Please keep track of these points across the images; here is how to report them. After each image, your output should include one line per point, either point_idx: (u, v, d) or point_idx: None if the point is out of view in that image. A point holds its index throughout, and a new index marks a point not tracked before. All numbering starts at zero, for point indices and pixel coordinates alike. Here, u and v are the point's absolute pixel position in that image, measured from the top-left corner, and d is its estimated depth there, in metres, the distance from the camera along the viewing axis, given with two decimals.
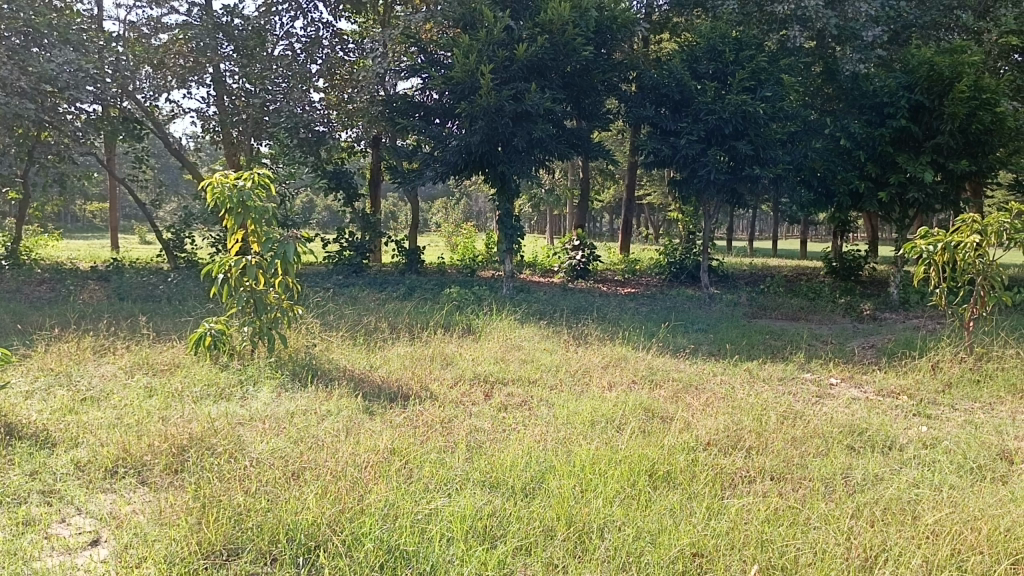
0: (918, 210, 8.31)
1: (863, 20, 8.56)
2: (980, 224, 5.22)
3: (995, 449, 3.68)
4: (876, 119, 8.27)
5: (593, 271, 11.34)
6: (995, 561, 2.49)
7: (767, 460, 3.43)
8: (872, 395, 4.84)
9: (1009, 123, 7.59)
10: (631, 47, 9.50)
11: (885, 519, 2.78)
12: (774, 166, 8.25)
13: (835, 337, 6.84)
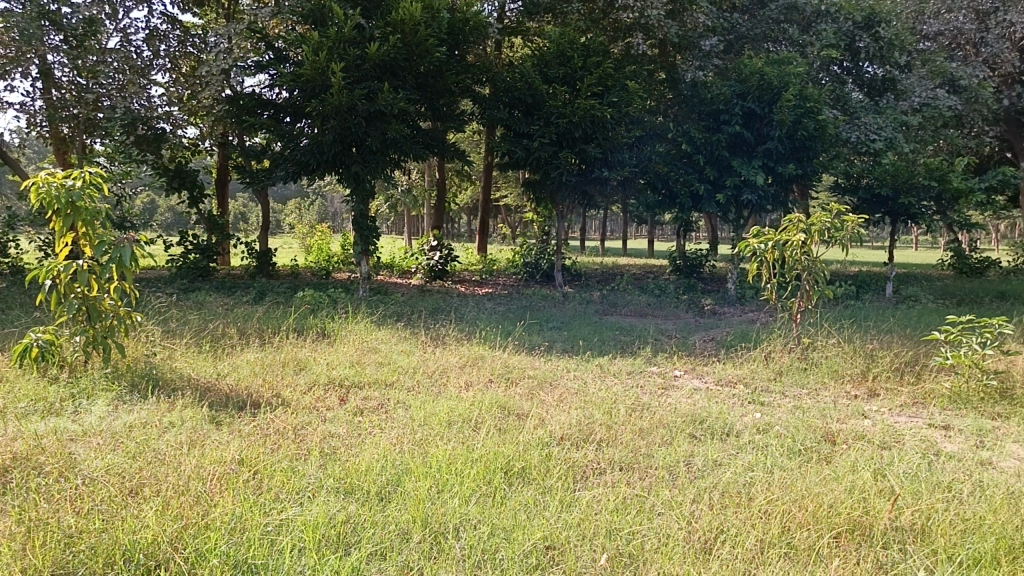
0: (752, 210, 8.87)
1: (701, 30, 9.02)
2: (805, 224, 5.63)
3: (820, 431, 3.97)
4: (713, 124, 8.75)
5: (450, 272, 11.37)
6: (820, 535, 2.68)
7: (616, 452, 3.55)
8: (712, 385, 5.13)
9: (830, 130, 8.23)
10: (484, 49, 9.58)
11: (723, 502, 2.95)
12: (620, 168, 8.57)
13: (679, 332, 7.18)
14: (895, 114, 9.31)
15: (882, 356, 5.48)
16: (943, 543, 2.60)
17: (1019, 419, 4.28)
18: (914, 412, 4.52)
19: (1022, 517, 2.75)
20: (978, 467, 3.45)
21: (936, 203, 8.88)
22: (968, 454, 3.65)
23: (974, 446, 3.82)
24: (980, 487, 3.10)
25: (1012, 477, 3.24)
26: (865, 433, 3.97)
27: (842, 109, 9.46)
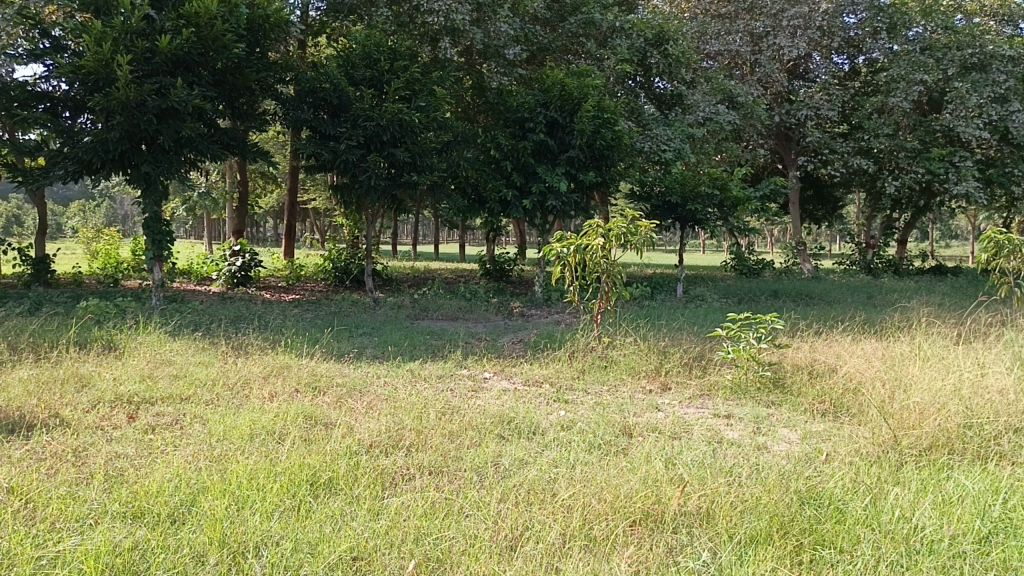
0: (556, 215, 9.19)
1: (505, 39, 9.11)
2: (603, 229, 5.90)
3: (618, 426, 4.17)
4: (518, 132, 8.97)
5: (254, 278, 10.90)
6: (618, 525, 2.80)
7: (425, 456, 3.53)
8: (519, 386, 5.24)
9: (625, 140, 8.71)
10: (286, 47, 9.24)
11: (529, 500, 3.01)
12: (429, 173, 8.59)
13: (489, 334, 7.31)
14: (682, 126, 10.02)
15: (673, 352, 5.85)
16: (725, 524, 2.80)
17: (790, 406, 4.73)
18: (701, 403, 4.85)
19: (792, 495, 3.01)
20: (755, 451, 3.77)
21: (719, 210, 9.66)
22: (746, 440, 3.98)
23: (751, 432, 4.17)
24: (756, 469, 3.37)
25: (782, 459, 3.56)
26: (659, 424, 4.22)
27: (636, 120, 10.02)
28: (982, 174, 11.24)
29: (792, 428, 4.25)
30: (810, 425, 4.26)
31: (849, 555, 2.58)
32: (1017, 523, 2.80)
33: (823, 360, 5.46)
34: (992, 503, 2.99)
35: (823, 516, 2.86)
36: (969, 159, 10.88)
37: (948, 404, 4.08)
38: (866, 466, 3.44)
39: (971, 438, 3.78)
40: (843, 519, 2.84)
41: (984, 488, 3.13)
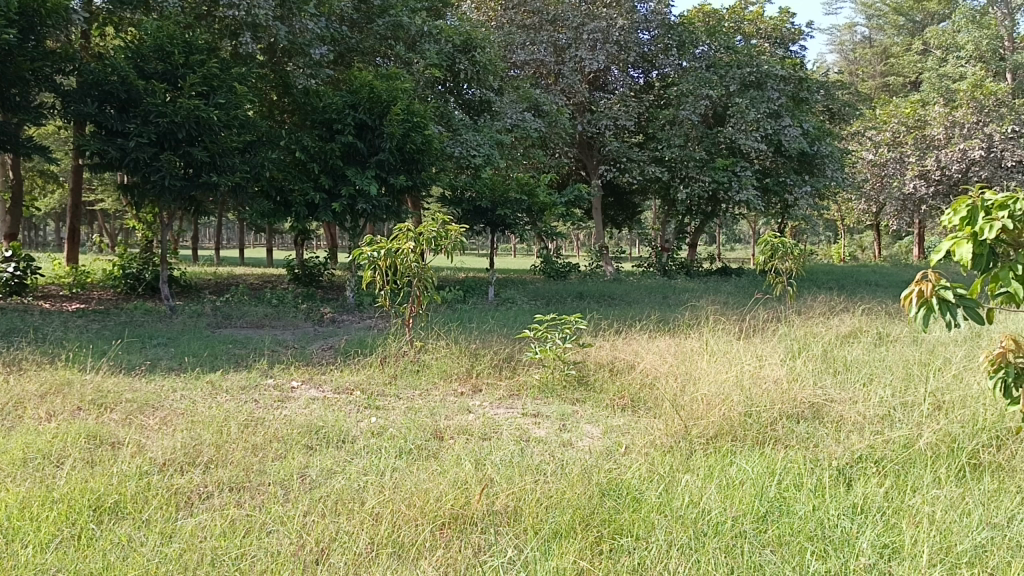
0: (366, 219, 9.07)
1: (310, 38, 8.70)
2: (413, 234, 5.85)
3: (429, 430, 4.14)
4: (326, 133, 8.75)
5: (31, 286, 9.89)
6: (427, 529, 2.78)
7: (226, 472, 3.33)
8: (328, 394, 5.09)
9: (435, 145, 8.74)
10: (65, 34, 8.43)
11: (336, 510, 2.92)
12: (231, 174, 8.18)
13: (297, 342, 7.06)
14: (491, 132, 10.18)
15: (484, 354, 5.92)
16: (530, 520, 2.85)
17: (593, 402, 4.92)
18: (511, 404, 4.94)
19: (594, 488, 3.12)
20: (560, 448, 3.88)
21: (527, 215, 9.93)
22: (552, 437, 4.09)
23: (558, 429, 4.29)
24: (561, 465, 3.46)
25: (586, 454, 3.69)
26: (469, 426, 4.24)
27: (446, 125, 10.08)
28: (761, 183, 12.30)
29: (596, 424, 4.43)
30: (612, 420, 4.46)
31: (644, 541, 2.71)
32: (790, 501, 3.07)
33: (624, 357, 5.74)
34: (769, 483, 3.26)
35: (622, 506, 2.98)
36: (749, 169, 11.85)
37: (732, 395, 4.41)
38: (660, 456, 3.63)
39: (751, 425, 4.11)
40: (641, 508, 2.97)
41: (763, 470, 3.41)
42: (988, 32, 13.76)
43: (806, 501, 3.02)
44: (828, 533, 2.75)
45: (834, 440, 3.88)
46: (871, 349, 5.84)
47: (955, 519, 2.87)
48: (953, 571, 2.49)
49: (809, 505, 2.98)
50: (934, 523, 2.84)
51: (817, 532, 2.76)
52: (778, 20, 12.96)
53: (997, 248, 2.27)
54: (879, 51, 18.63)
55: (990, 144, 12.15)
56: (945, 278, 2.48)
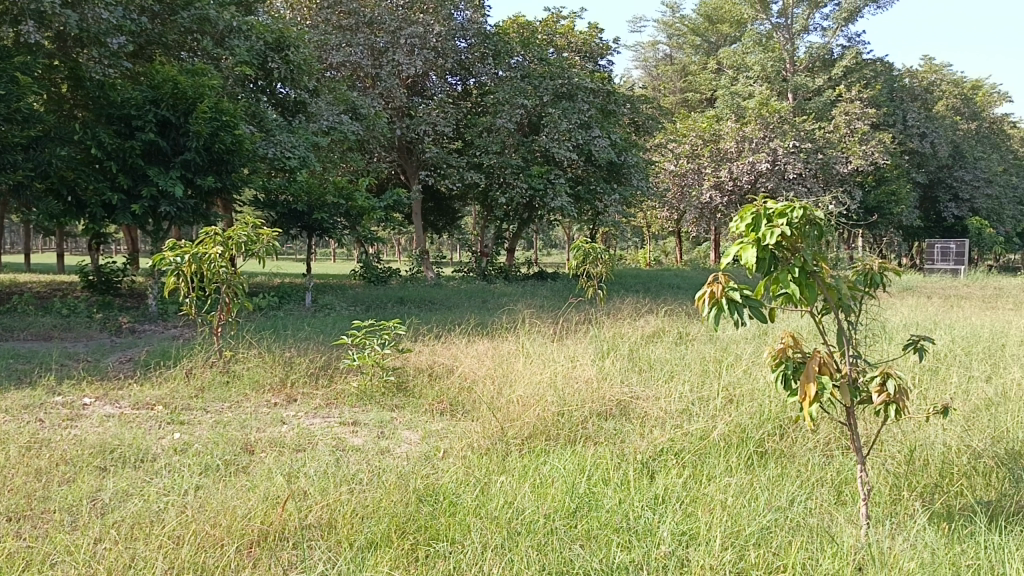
0: (171, 222, 8.54)
1: (106, 28, 7.90)
2: (221, 238, 5.53)
3: (238, 444, 3.94)
4: (124, 130, 8.12)
5: None
6: (234, 549, 2.64)
7: (3, 501, 3.00)
8: (126, 410, 4.71)
9: (246, 146, 8.38)
10: None
11: (132, 535, 2.71)
12: (13, 174, 7.57)
13: (91, 354, 6.51)
14: (306, 134, 9.88)
15: (298, 363, 5.72)
16: (344, 531, 2.77)
17: (411, 407, 4.88)
18: (327, 413, 4.81)
19: (410, 494, 3.08)
20: (377, 455, 3.82)
21: (345, 219, 9.76)
22: (369, 445, 4.02)
23: (375, 437, 4.22)
24: (377, 473, 3.40)
25: (403, 461, 3.64)
26: (281, 438, 4.08)
27: (257, 125, 9.52)
28: (572, 190, 12.67)
29: (414, 430, 4.40)
30: (430, 425, 4.45)
31: (459, 545, 2.71)
32: (598, 496, 3.19)
33: (442, 362, 5.76)
34: (579, 480, 3.37)
35: (439, 511, 2.98)
36: (562, 177, 12.26)
37: (546, 396, 4.53)
38: (477, 459, 3.66)
39: (563, 424, 4.24)
40: (456, 511, 2.98)
41: (574, 468, 3.52)
42: (772, 55, 15.08)
43: (613, 495, 3.15)
44: (632, 523, 2.88)
45: (640, 435, 4.08)
46: (672, 348, 6.21)
47: (744, 504, 3.10)
48: (742, 552, 2.68)
49: (616, 499, 3.11)
50: (726, 508, 3.05)
51: (623, 524, 2.88)
52: (587, 35, 13.48)
53: (778, 253, 2.45)
54: (678, 69, 19.86)
55: (775, 157, 13.40)
56: (733, 280, 2.65)
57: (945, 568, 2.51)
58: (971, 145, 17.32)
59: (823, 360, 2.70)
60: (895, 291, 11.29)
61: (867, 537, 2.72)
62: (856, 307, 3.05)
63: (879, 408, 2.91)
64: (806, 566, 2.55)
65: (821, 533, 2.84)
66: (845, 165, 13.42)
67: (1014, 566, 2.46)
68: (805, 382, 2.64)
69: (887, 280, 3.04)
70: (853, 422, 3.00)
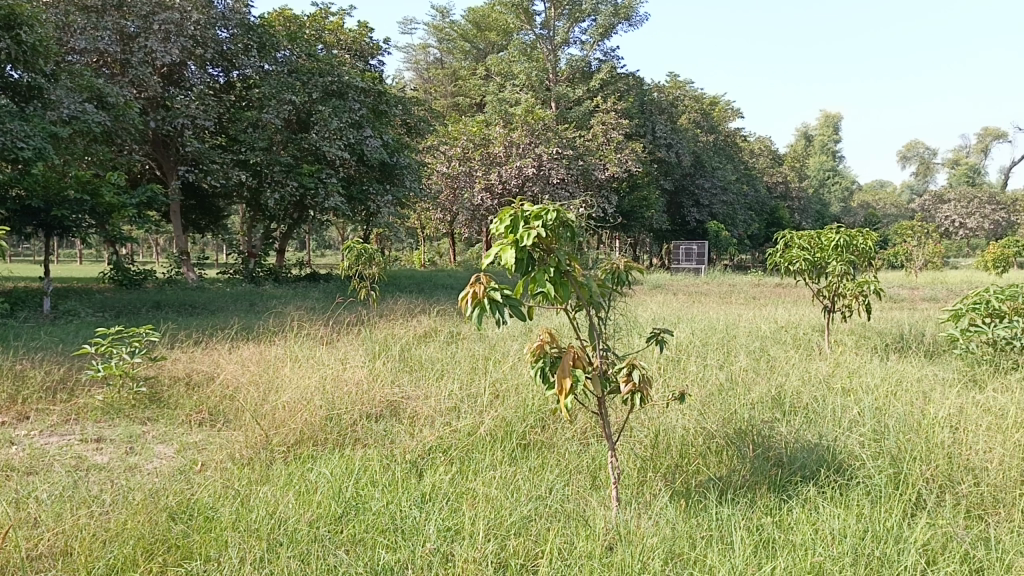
0: None
1: None
2: None
3: None
4: None
5: None
6: None
7: None
8: None
9: None
10: None
11: None
12: None
13: None
14: (43, 123, 8.47)
15: (32, 376, 5.14)
16: (82, 559, 2.51)
17: (166, 419, 4.54)
18: (66, 430, 4.35)
19: (160, 513, 2.86)
20: (124, 473, 3.51)
21: (90, 216, 8.94)
22: (114, 463, 3.69)
23: (123, 453, 3.89)
24: (123, 493, 3.12)
25: (154, 477, 3.37)
26: (8, 460, 3.63)
27: None
28: (345, 190, 12.37)
29: (168, 443, 4.10)
30: (187, 437, 4.16)
31: (215, 562, 2.55)
32: (366, 498, 3.13)
33: (202, 369, 5.42)
34: (346, 485, 3.29)
35: (193, 528, 2.78)
36: (334, 176, 11.99)
37: (313, 400, 4.40)
38: (237, 470, 3.47)
39: (332, 428, 4.15)
40: (212, 528, 2.80)
41: (340, 473, 3.43)
42: (536, 65, 15.73)
43: (381, 496, 3.11)
44: (399, 524, 2.86)
45: (409, 435, 4.07)
46: (442, 347, 6.28)
47: (507, 496, 3.19)
48: (503, 543, 2.75)
49: (383, 500, 3.07)
50: (489, 501, 3.12)
51: (389, 525, 2.86)
52: (356, 33, 13.52)
53: (535, 254, 2.55)
54: (449, 73, 20.19)
55: (540, 162, 13.92)
56: (493, 281, 2.71)
57: (683, 540, 2.72)
58: (710, 156, 19.18)
59: (578, 355, 2.82)
60: (648, 289, 12.26)
61: (617, 518, 2.88)
62: (606, 304, 3.24)
63: (627, 398, 3.10)
64: (563, 550, 2.66)
65: (577, 518, 2.98)
66: (602, 172, 14.42)
67: (738, 534, 2.72)
68: (561, 375, 2.74)
69: (632, 278, 3.26)
70: (604, 411, 3.18)
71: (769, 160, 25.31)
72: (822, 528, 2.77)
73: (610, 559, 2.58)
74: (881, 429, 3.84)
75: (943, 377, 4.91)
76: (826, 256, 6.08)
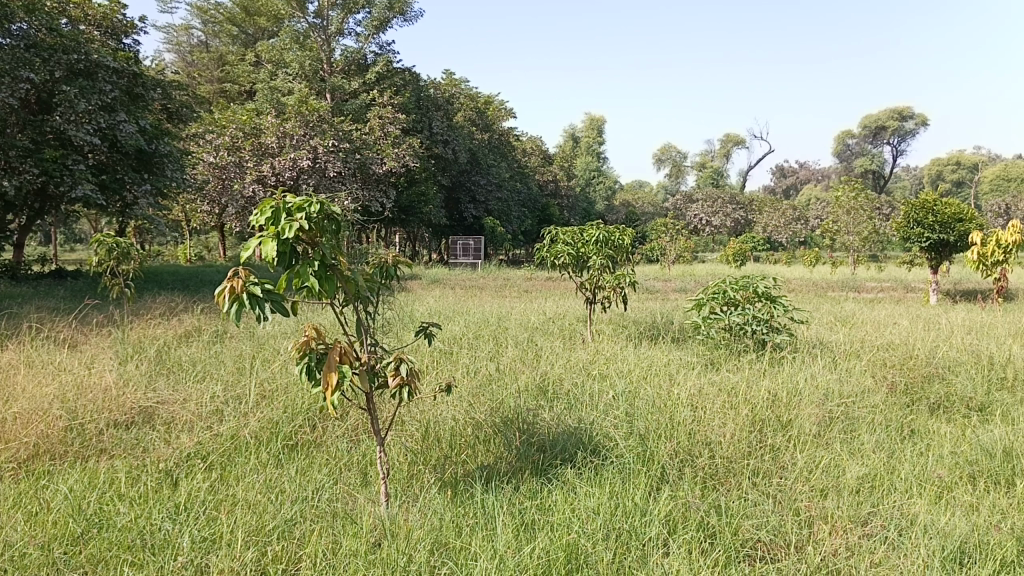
0: None
1: None
2: None
3: None
4: None
5: None
6: None
7: None
8: None
9: None
10: None
11: None
12: None
13: None
14: None
15: None
16: None
17: None
18: None
19: None
20: None
21: None
22: None
23: None
24: None
25: None
26: None
27: None
28: (96, 179, 11.21)
29: None
30: None
31: None
32: (110, 513, 2.83)
33: None
34: (86, 501, 2.96)
35: None
36: (82, 163, 10.84)
37: (51, 410, 3.94)
38: None
39: (73, 440, 3.75)
40: None
41: (81, 489, 3.08)
42: (310, 54, 15.24)
43: (127, 510, 2.82)
44: (147, 539, 2.60)
45: (164, 442, 3.76)
46: (206, 347, 5.89)
47: (271, 499, 3.01)
48: (264, 549, 2.57)
49: (130, 515, 2.79)
50: (251, 507, 2.93)
51: (136, 541, 2.59)
52: (107, 8, 12.39)
53: (297, 246, 2.24)
54: (215, 57, 19.05)
55: (315, 155, 13.34)
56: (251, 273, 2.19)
57: (448, 530, 2.71)
58: (484, 153, 19.66)
59: (346, 350, 2.49)
60: (425, 283, 12.35)
61: (384, 513, 2.81)
62: (375, 298, 3.13)
63: (395, 393, 2.99)
64: (327, 551, 2.54)
65: (344, 516, 2.86)
66: (380, 166, 14.35)
67: (501, 519, 2.75)
68: (327, 371, 2.37)
69: (400, 271, 3.18)
70: (373, 407, 3.06)
71: (540, 159, 26.37)
72: (578, 507, 2.89)
73: (376, 555, 2.50)
74: (632, 411, 4.10)
75: (686, 360, 5.34)
76: (587, 251, 6.40)
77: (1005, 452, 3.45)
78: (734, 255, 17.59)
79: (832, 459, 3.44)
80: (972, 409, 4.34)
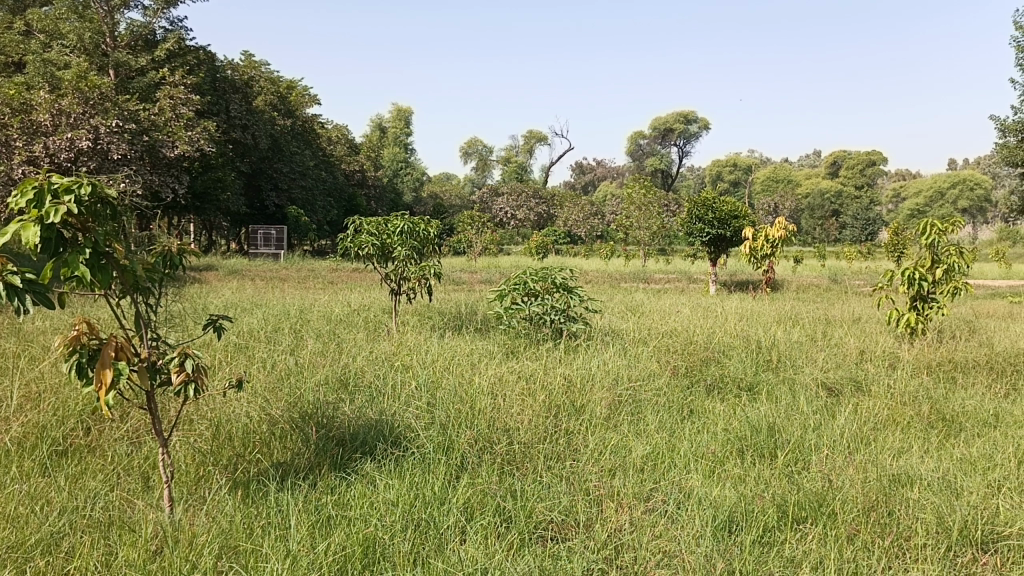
0: None
1: None
2: None
3: None
4: None
5: None
6: None
7: None
8: None
9: None
10: None
11: None
12: None
13: None
14: None
15: None
16: None
17: None
18: None
19: None
20: None
21: None
22: None
23: None
24: None
25: None
26: None
27: None
28: None
29: None
30: None
31: None
32: None
33: None
34: None
35: None
36: None
37: None
38: None
39: None
40: None
41: None
42: (90, 26, 13.91)
43: None
44: None
45: None
46: None
47: (34, 511, 2.70)
48: (23, 566, 2.29)
49: None
50: (9, 520, 2.61)
51: None
52: None
53: (65, 231, 1.96)
54: None
55: (96, 135, 12.18)
56: (9, 263, 1.87)
57: (237, 532, 2.56)
58: (287, 140, 18.96)
59: (121, 345, 2.25)
60: (221, 274, 11.72)
61: (165, 519, 2.60)
62: (156, 290, 2.88)
63: (180, 391, 2.76)
64: (99, 564, 2.31)
65: (119, 525, 2.62)
66: (171, 150, 13.49)
67: (295, 517, 2.64)
68: (99, 369, 2.11)
69: (184, 260, 2.96)
70: (156, 406, 2.81)
71: (347, 147, 25.79)
72: (376, 500, 2.83)
73: (156, 563, 2.31)
74: (433, 401, 4.10)
75: (488, 350, 5.43)
76: (391, 242, 6.30)
77: (768, 426, 3.78)
78: (535, 248, 18.13)
79: (620, 440, 3.62)
80: (742, 388, 4.73)
